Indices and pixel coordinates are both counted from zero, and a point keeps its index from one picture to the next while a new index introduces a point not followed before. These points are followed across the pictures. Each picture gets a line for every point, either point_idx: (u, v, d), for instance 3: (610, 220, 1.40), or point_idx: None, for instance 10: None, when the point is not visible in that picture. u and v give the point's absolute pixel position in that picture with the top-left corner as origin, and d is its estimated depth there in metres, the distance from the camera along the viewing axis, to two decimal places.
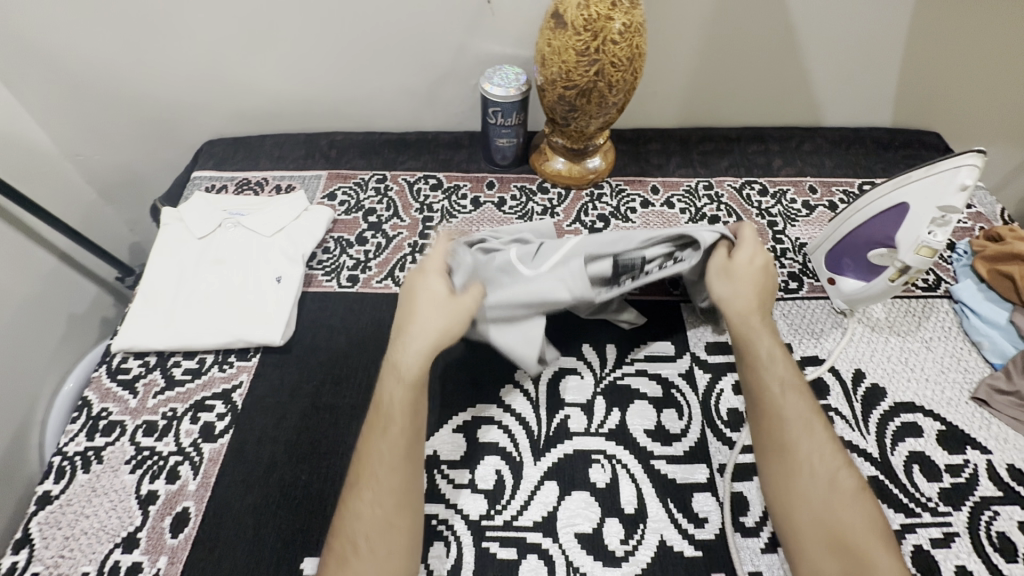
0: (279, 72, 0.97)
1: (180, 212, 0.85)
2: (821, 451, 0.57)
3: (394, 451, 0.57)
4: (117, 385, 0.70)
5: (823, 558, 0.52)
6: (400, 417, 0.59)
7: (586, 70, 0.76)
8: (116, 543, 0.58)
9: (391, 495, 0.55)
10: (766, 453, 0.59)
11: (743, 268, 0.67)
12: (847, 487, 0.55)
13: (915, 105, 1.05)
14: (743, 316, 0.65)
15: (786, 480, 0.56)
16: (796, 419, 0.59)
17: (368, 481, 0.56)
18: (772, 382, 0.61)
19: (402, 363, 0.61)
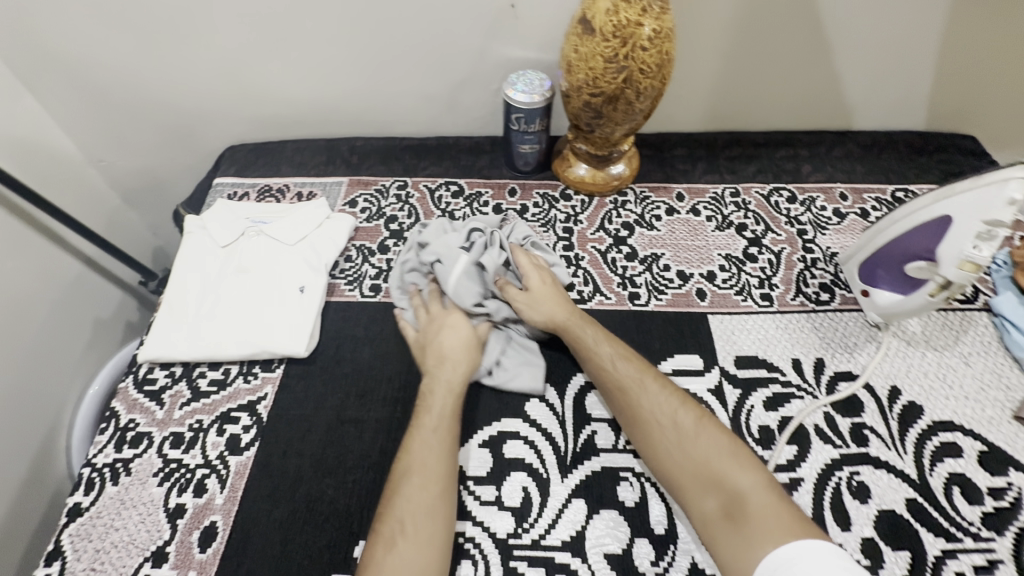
0: (301, 77, 0.96)
1: (203, 220, 0.85)
2: (665, 406, 0.63)
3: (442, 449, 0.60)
4: (143, 396, 0.70)
5: (699, 498, 0.57)
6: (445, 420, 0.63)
7: (614, 77, 0.74)
8: (145, 557, 0.58)
9: (438, 479, 0.58)
10: (629, 427, 0.65)
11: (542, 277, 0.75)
12: (694, 429, 0.61)
13: (951, 108, 1.02)
14: (559, 316, 0.72)
15: (654, 446, 0.62)
16: (630, 389, 0.65)
17: (412, 474, 0.58)
18: (601, 365, 0.68)
19: (445, 374, 0.67)
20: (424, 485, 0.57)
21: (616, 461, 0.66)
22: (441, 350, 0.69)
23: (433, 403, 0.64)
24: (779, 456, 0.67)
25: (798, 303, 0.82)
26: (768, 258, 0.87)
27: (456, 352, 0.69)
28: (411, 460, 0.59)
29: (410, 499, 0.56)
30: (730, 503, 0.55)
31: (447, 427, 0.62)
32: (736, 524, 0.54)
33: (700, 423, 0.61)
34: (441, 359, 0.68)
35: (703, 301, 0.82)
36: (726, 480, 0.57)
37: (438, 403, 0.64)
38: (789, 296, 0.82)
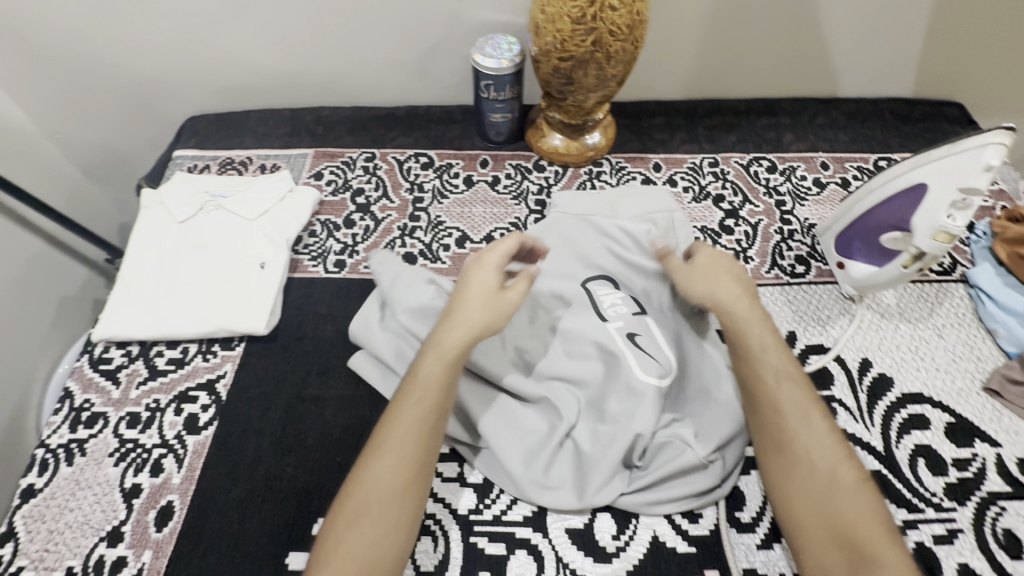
0: (260, 42, 0.91)
1: (160, 194, 0.82)
2: (823, 442, 0.55)
3: (412, 445, 0.53)
4: (99, 376, 0.68)
5: (822, 550, 0.51)
6: (420, 412, 0.54)
7: (583, 40, 0.71)
8: (100, 537, 0.57)
9: (405, 461, 0.52)
10: (768, 447, 0.57)
11: (709, 263, 0.67)
12: (850, 475, 0.53)
13: (939, 73, 0.98)
14: (730, 306, 0.63)
15: (789, 477, 0.55)
16: (792, 411, 0.57)
17: (375, 464, 0.52)
18: (766, 373, 0.59)
19: (438, 354, 0.57)
20: (386, 481, 0.51)
21: (602, 456, 0.60)
22: (462, 300, 0.60)
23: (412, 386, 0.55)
24: None
25: (773, 276, 0.80)
26: (744, 230, 0.85)
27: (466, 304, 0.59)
28: (375, 445, 0.53)
29: (364, 489, 0.51)
30: (860, 567, 0.48)
31: (424, 420, 0.54)
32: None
33: (862, 482, 0.53)
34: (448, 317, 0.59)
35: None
36: (865, 549, 0.49)
37: (417, 387, 0.55)
38: (764, 269, 0.81)
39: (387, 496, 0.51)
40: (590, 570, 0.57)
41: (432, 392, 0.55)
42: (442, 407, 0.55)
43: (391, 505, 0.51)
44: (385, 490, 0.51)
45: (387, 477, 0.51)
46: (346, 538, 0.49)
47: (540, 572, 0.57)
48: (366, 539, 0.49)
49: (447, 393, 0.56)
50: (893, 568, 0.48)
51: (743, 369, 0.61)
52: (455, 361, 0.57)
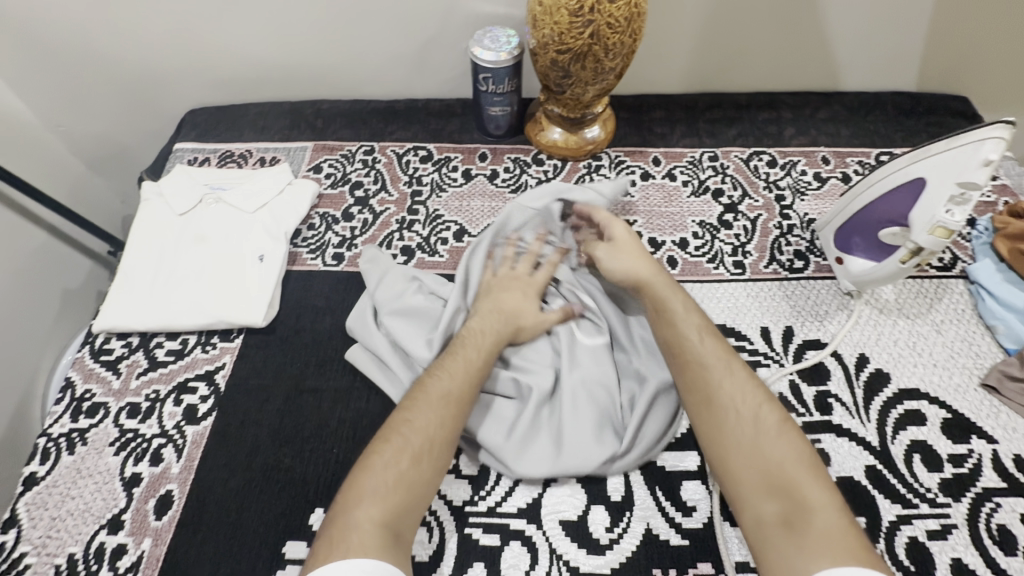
0: (260, 35, 0.91)
1: (161, 187, 0.82)
2: (743, 394, 0.57)
3: (435, 431, 0.55)
4: (100, 366, 0.69)
5: (753, 490, 0.53)
6: (445, 397, 0.57)
7: (581, 32, 0.70)
8: (101, 524, 0.58)
9: (445, 413, 0.56)
10: (698, 403, 0.59)
11: (625, 241, 0.70)
12: (774, 423, 0.55)
13: (943, 67, 0.97)
14: (652, 282, 0.67)
15: (719, 431, 0.56)
16: (715, 366, 0.59)
17: (395, 445, 0.54)
18: (687, 334, 0.62)
19: (469, 355, 0.61)
20: (405, 463, 0.53)
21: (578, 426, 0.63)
22: (510, 305, 0.67)
23: (435, 379, 0.59)
24: None
25: (772, 271, 0.80)
26: (743, 225, 0.84)
27: (503, 305, 0.67)
28: (393, 428, 0.55)
29: (380, 469, 0.52)
30: (791, 503, 0.51)
31: (449, 409, 0.57)
32: (792, 530, 0.49)
33: (784, 423, 0.56)
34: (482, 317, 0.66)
35: (676, 271, 0.80)
36: (791, 483, 0.52)
37: (443, 379, 0.59)
38: (762, 264, 0.80)
39: (405, 478, 0.52)
40: (584, 562, 0.57)
41: (458, 383, 0.58)
42: (468, 399, 0.58)
43: (409, 486, 0.52)
44: (402, 470, 0.53)
45: (405, 459, 0.53)
46: (359, 513, 0.50)
47: (534, 564, 0.57)
48: (378, 518, 0.50)
49: (476, 385, 0.60)
50: (819, 506, 0.50)
51: (664, 337, 0.63)
52: (481, 358, 0.62)
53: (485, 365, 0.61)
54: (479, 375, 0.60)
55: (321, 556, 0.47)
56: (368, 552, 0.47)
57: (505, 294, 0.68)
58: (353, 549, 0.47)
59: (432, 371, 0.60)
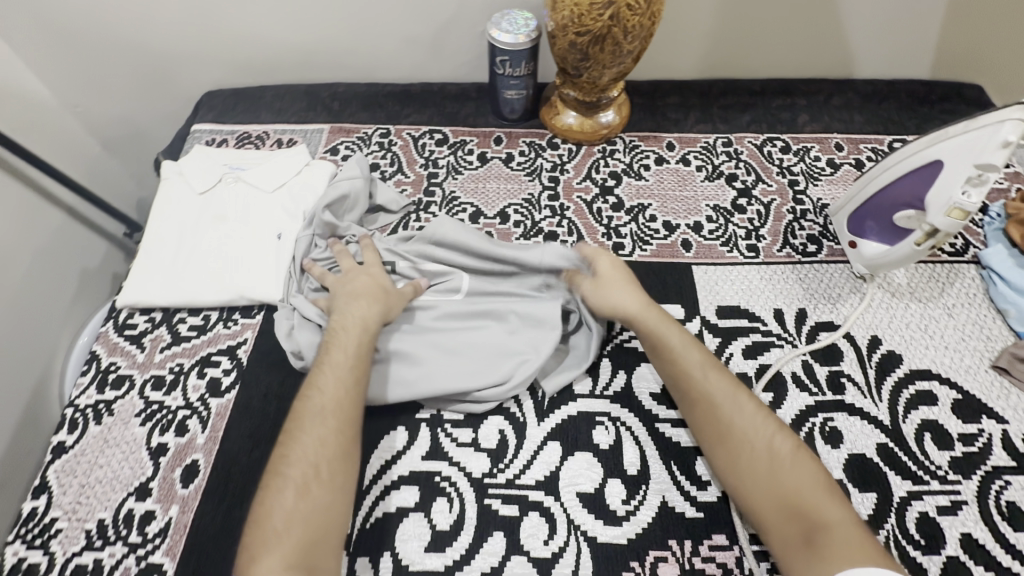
0: (277, 16, 0.92)
1: (181, 166, 0.83)
2: (750, 423, 0.58)
3: (319, 453, 0.54)
4: (124, 340, 0.70)
5: (777, 520, 0.53)
6: (323, 415, 0.56)
7: (601, 14, 0.71)
8: (129, 492, 0.60)
9: (330, 439, 0.55)
10: (711, 439, 0.59)
11: (614, 273, 0.69)
12: (785, 448, 0.56)
13: (956, 55, 0.97)
14: (641, 315, 0.66)
15: (733, 464, 0.57)
16: (724, 399, 0.59)
17: (281, 486, 0.52)
18: (692, 367, 0.62)
19: (335, 357, 0.60)
20: (293, 499, 0.52)
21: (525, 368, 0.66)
22: (361, 296, 0.66)
23: (309, 399, 0.57)
24: None
25: (784, 255, 0.81)
26: (757, 209, 0.85)
27: (360, 289, 0.67)
28: (276, 472, 0.53)
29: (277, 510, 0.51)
30: (813, 528, 0.51)
31: (328, 426, 0.56)
32: (815, 548, 0.50)
33: (797, 449, 0.56)
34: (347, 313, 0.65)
35: (690, 254, 0.80)
36: (810, 507, 0.52)
37: (316, 395, 0.58)
38: (776, 247, 0.81)
39: (303, 513, 0.51)
40: (601, 533, 0.59)
41: (333, 393, 0.58)
42: (348, 401, 0.58)
43: (313, 517, 0.51)
44: (297, 504, 0.51)
45: (296, 490, 0.52)
46: (261, 569, 0.48)
47: (552, 534, 0.59)
48: (285, 562, 0.48)
49: (354, 396, 0.59)
50: (837, 524, 0.51)
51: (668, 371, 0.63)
52: (350, 354, 0.61)
53: (363, 354, 0.62)
54: (361, 369, 0.61)
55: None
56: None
57: (360, 280, 0.68)
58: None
59: (304, 388, 0.59)
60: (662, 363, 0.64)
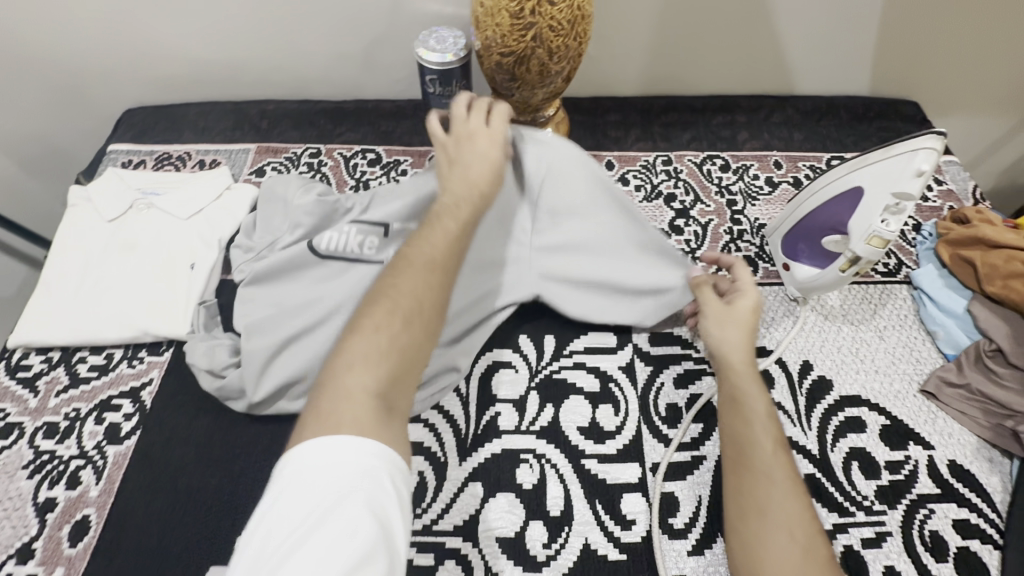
0: (199, 31, 0.87)
1: (89, 192, 0.78)
2: (779, 518, 0.51)
3: (425, 293, 0.51)
4: (16, 384, 0.66)
5: None
6: (435, 260, 0.54)
7: (523, 35, 0.69)
8: (9, 554, 0.55)
9: (434, 282, 0.53)
10: (737, 511, 0.53)
11: (739, 314, 0.63)
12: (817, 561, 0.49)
13: (893, 72, 0.98)
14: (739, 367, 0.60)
15: (748, 544, 0.52)
16: (774, 480, 0.53)
17: (392, 308, 0.50)
18: (758, 441, 0.56)
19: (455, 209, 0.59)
20: (398, 327, 0.49)
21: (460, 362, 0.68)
22: (467, 148, 0.62)
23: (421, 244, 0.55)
24: (683, 435, 0.65)
25: None
26: (694, 230, 0.84)
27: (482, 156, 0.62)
28: (382, 295, 0.51)
29: (371, 334, 0.48)
30: None
31: (435, 273, 0.53)
32: None
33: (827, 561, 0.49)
34: (471, 178, 0.61)
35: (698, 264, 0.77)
36: None
37: (428, 247, 0.55)
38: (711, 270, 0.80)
39: (400, 341, 0.48)
40: None
41: (443, 247, 0.55)
42: (454, 261, 0.56)
43: (409, 352, 0.49)
44: (397, 333, 0.49)
45: (398, 322, 0.49)
46: (355, 379, 0.46)
47: None
48: (375, 387, 0.46)
49: (458, 252, 0.56)
50: None
51: (732, 432, 0.57)
52: (461, 228, 0.57)
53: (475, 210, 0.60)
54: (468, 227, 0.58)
55: (314, 426, 0.43)
56: (354, 429, 0.43)
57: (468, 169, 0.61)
58: (350, 423, 0.43)
59: (427, 225, 0.57)
60: (727, 418, 0.58)
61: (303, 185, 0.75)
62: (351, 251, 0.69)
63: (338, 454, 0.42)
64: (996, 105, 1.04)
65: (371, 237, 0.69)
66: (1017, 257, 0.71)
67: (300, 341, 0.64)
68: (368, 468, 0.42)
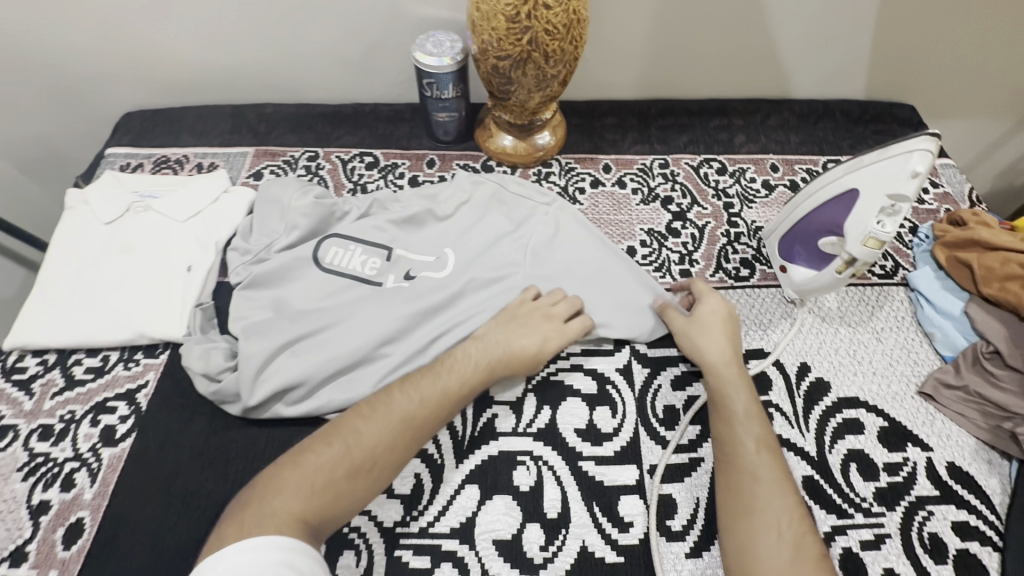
0: (197, 35, 0.88)
1: (86, 195, 0.79)
2: (766, 515, 0.53)
3: (380, 444, 0.54)
4: (11, 386, 0.65)
5: None
6: (402, 417, 0.56)
7: (519, 38, 0.69)
8: (2, 557, 0.55)
9: (390, 435, 0.55)
10: (727, 506, 0.55)
11: (709, 323, 0.67)
12: (803, 550, 0.50)
13: (888, 76, 0.99)
14: (721, 368, 0.64)
15: (742, 544, 0.53)
16: (758, 473, 0.56)
17: (342, 449, 0.53)
18: (742, 438, 0.58)
19: (448, 373, 0.61)
20: (342, 473, 0.52)
21: None
22: (517, 327, 0.66)
23: (403, 397, 0.58)
24: (681, 437, 0.65)
25: (717, 280, 0.80)
26: (691, 233, 0.84)
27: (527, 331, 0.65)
28: (340, 430, 0.54)
29: (314, 468, 0.51)
30: None
31: (400, 431, 0.56)
32: None
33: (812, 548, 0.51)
34: (484, 357, 0.63)
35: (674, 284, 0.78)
36: None
37: (409, 400, 0.58)
38: (709, 272, 0.80)
39: (336, 481, 0.51)
40: None
41: (416, 406, 0.57)
42: (427, 429, 0.58)
43: (337, 496, 0.51)
44: (335, 479, 0.52)
45: (342, 470, 0.52)
46: (282, 501, 0.48)
47: None
48: (295, 513, 0.48)
49: (432, 419, 0.58)
50: None
51: (718, 433, 0.60)
52: (450, 387, 0.60)
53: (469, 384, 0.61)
54: (450, 403, 0.59)
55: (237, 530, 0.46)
56: (265, 534, 0.45)
57: (514, 336, 0.65)
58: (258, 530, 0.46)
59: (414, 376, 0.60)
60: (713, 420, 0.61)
61: (300, 188, 0.75)
62: (354, 270, 0.70)
63: (244, 557, 0.44)
64: (992, 109, 1.05)
65: (374, 259, 0.72)
66: (1012, 258, 0.71)
67: (300, 345, 0.65)
68: (278, 561, 0.44)
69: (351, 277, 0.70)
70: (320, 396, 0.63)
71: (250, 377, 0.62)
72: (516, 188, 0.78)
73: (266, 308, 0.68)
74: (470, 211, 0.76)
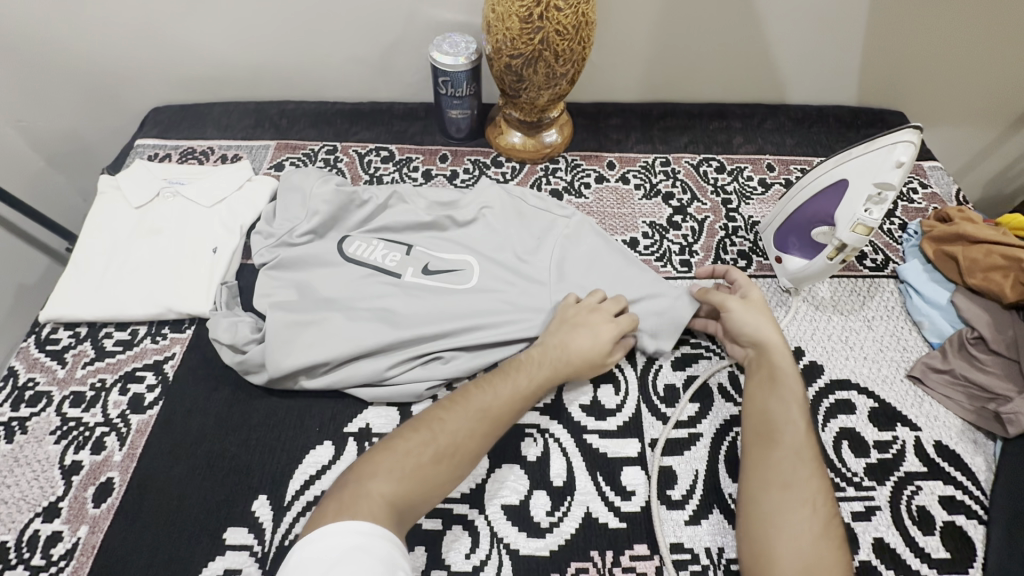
0: (224, 35, 0.93)
1: (118, 181, 0.83)
2: (803, 490, 0.55)
3: (461, 439, 0.56)
4: (45, 356, 0.69)
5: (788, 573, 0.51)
6: (483, 411, 0.59)
7: (531, 38, 0.74)
8: (36, 512, 0.58)
9: (469, 425, 0.57)
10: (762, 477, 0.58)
11: (758, 305, 0.69)
12: (830, 528, 0.53)
13: (879, 85, 1.04)
14: (777, 348, 0.66)
15: (769, 512, 0.55)
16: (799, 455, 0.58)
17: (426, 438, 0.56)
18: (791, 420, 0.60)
19: (521, 374, 0.62)
20: (426, 459, 0.54)
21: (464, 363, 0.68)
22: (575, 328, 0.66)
23: (481, 395, 0.60)
24: (681, 413, 0.68)
25: None
26: (690, 226, 0.88)
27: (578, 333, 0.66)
28: (426, 421, 0.57)
29: (401, 453, 0.54)
30: None
31: (481, 423, 0.58)
32: None
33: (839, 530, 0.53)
34: (552, 361, 0.64)
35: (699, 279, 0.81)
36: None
37: (486, 395, 0.60)
38: (707, 262, 0.84)
39: (421, 468, 0.54)
40: (523, 545, 0.59)
41: (498, 402, 0.60)
42: (503, 423, 0.59)
43: (425, 481, 0.53)
44: (422, 463, 0.54)
45: (427, 455, 0.54)
46: (375, 485, 0.51)
47: (474, 547, 0.58)
48: (389, 495, 0.51)
49: (511, 416, 0.60)
50: None
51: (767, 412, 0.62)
52: (526, 388, 0.62)
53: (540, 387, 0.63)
54: (524, 401, 0.61)
55: (336, 510, 0.48)
56: (359, 515, 0.47)
57: (572, 340, 0.65)
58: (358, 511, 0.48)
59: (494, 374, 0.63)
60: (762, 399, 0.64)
61: (321, 176, 0.79)
62: (376, 261, 0.74)
63: (327, 541, 0.45)
64: (980, 116, 1.10)
65: (394, 253, 0.75)
66: (995, 250, 0.75)
67: (321, 321, 0.68)
68: (356, 545, 0.45)
69: (373, 267, 0.73)
70: (343, 369, 0.66)
71: (272, 352, 0.65)
72: (536, 203, 0.80)
73: (289, 288, 0.71)
74: (485, 206, 0.79)
